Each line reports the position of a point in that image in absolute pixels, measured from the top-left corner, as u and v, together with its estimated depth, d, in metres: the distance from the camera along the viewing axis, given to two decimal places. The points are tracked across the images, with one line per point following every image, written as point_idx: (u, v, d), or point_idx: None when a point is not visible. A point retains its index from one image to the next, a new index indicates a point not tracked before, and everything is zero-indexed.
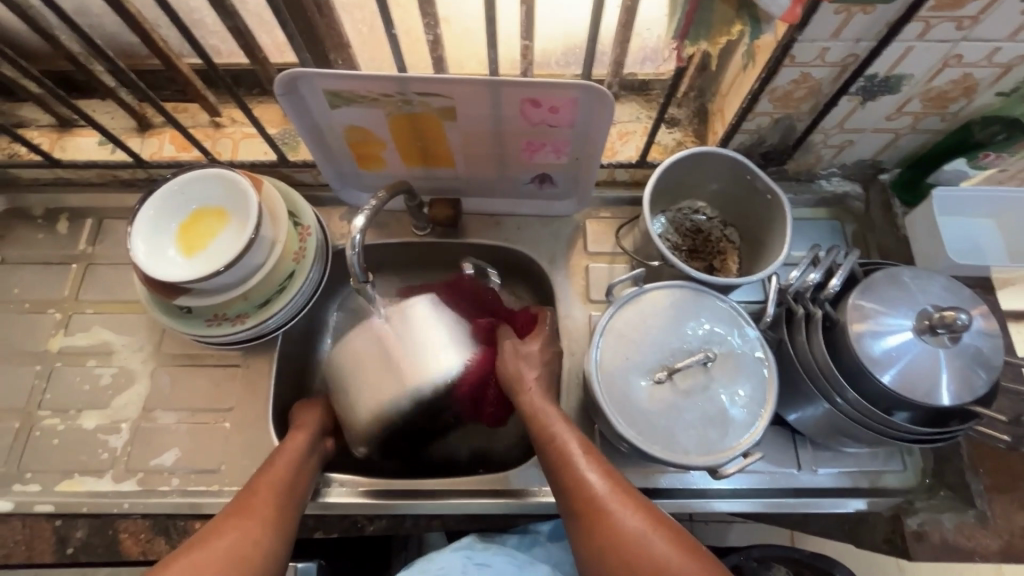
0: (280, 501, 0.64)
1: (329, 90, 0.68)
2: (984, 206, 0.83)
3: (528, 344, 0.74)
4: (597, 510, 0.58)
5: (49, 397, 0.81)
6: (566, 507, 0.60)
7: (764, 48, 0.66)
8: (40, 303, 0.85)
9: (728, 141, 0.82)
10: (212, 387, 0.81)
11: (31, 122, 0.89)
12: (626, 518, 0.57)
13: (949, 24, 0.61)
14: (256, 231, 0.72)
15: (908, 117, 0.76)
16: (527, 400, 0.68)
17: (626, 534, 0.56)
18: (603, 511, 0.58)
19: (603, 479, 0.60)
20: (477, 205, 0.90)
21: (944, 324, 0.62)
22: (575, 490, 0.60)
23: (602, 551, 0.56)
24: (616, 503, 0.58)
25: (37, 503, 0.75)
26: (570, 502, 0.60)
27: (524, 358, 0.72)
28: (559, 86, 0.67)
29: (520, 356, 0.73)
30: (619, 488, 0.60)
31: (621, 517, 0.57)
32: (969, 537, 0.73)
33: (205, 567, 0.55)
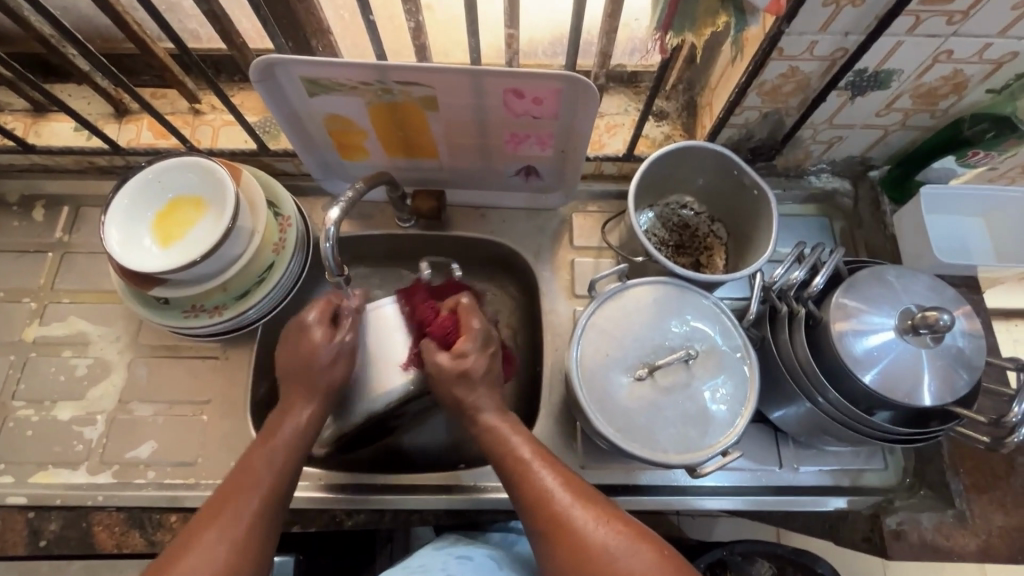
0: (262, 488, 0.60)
1: (307, 77, 0.67)
2: (971, 204, 0.82)
3: (461, 357, 0.67)
4: (563, 526, 0.57)
5: (23, 388, 0.79)
6: (530, 519, 0.59)
7: (751, 40, 0.65)
8: (15, 292, 0.84)
9: (716, 136, 0.81)
10: (190, 379, 0.80)
11: (5, 107, 0.87)
12: (594, 532, 0.56)
13: (939, 19, 0.60)
14: (233, 221, 0.70)
15: (898, 113, 0.75)
16: (482, 417, 0.66)
17: (591, 542, 0.56)
18: (570, 525, 0.57)
19: (568, 493, 0.59)
20: (462, 197, 0.88)
21: (926, 325, 0.61)
22: (538, 501, 0.59)
23: (567, 560, 0.56)
24: (583, 516, 0.57)
25: (10, 495, 0.74)
26: (535, 519, 0.59)
27: (455, 375, 0.66)
28: (542, 76, 0.65)
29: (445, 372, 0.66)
30: (585, 499, 0.59)
31: (588, 530, 0.56)
32: (948, 536, 0.74)
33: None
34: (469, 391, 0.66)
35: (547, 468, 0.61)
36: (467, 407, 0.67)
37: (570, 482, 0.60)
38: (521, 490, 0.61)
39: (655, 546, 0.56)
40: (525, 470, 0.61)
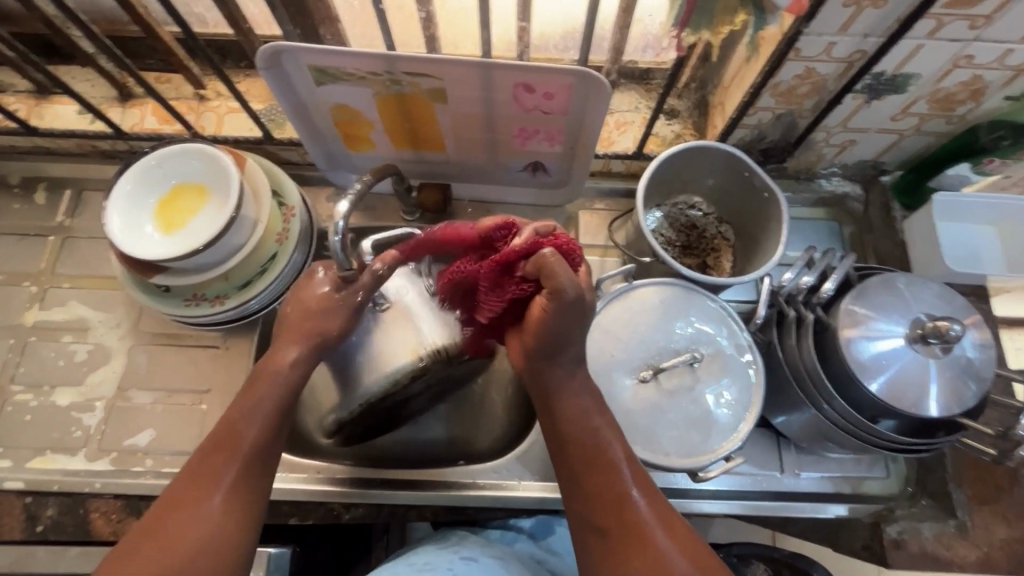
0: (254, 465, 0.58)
1: (315, 65, 0.65)
2: (983, 211, 0.81)
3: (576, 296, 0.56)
4: (631, 530, 0.55)
5: (23, 372, 0.79)
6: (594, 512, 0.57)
7: (768, 40, 0.63)
8: (15, 276, 0.83)
9: (728, 136, 0.79)
10: (190, 368, 0.80)
11: (7, 87, 0.86)
12: (660, 541, 0.55)
13: (962, 23, 0.59)
14: (236, 210, 0.69)
15: (913, 118, 0.74)
16: (568, 386, 0.60)
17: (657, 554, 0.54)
18: (643, 531, 0.55)
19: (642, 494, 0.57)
20: (468, 191, 0.87)
21: (937, 334, 0.61)
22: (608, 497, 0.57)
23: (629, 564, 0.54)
24: (650, 522, 0.56)
25: (7, 480, 0.74)
26: (599, 513, 0.57)
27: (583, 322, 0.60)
28: (553, 71, 0.64)
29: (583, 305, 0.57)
30: (653, 503, 0.57)
31: (657, 538, 0.55)
32: (948, 547, 0.74)
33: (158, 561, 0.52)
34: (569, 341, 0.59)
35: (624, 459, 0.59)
36: (563, 352, 0.59)
37: (645, 481, 0.59)
38: (597, 478, 0.58)
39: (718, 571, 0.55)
40: (605, 461, 0.58)
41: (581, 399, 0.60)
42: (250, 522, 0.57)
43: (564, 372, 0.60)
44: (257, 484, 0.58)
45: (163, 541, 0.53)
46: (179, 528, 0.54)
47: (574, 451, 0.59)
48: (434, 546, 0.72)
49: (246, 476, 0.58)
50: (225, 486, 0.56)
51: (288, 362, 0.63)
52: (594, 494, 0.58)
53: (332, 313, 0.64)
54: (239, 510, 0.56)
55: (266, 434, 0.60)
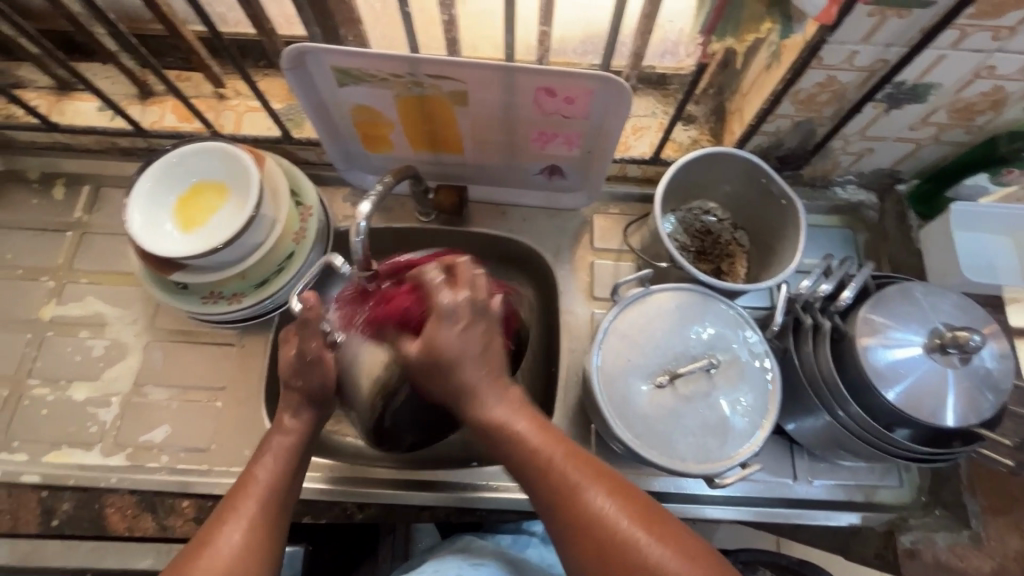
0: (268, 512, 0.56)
1: (338, 66, 0.66)
2: (1001, 221, 0.80)
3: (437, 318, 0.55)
4: (583, 531, 0.51)
5: (39, 366, 0.79)
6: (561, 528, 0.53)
7: (790, 48, 0.63)
8: (33, 271, 0.84)
9: (746, 142, 0.79)
10: (206, 365, 0.80)
11: (29, 84, 0.87)
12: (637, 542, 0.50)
13: (985, 33, 0.59)
14: (256, 209, 0.70)
15: (933, 127, 0.74)
16: (501, 410, 0.57)
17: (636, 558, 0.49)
18: (603, 528, 0.51)
19: (592, 484, 0.53)
20: (484, 193, 0.88)
21: (955, 344, 0.61)
22: (573, 510, 0.52)
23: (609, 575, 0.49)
24: (605, 513, 0.51)
25: (24, 474, 0.74)
26: (554, 516, 0.53)
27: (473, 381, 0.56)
28: (576, 75, 0.64)
29: (446, 355, 0.55)
30: (604, 488, 0.53)
31: (616, 528, 0.51)
32: (962, 557, 0.75)
33: None
34: (455, 370, 0.56)
35: (565, 456, 0.55)
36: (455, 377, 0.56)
37: (596, 473, 0.54)
38: (540, 488, 0.54)
39: (694, 547, 0.51)
40: (542, 469, 0.54)
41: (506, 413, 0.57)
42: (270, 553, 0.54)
43: (492, 397, 0.57)
44: (280, 520, 0.57)
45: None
46: (200, 568, 0.51)
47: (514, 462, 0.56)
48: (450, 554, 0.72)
49: (267, 512, 0.56)
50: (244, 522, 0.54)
51: (294, 413, 0.62)
52: (545, 505, 0.54)
53: (308, 376, 0.61)
54: (259, 544, 0.54)
55: (283, 474, 0.59)
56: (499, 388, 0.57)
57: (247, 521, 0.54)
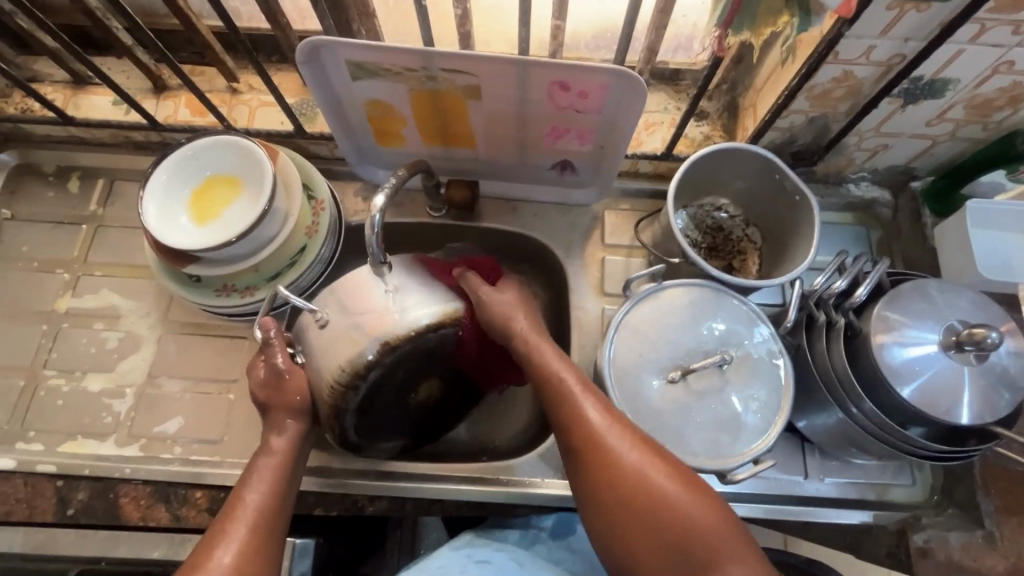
0: (262, 527, 0.57)
1: (352, 60, 0.66)
2: (1018, 219, 0.80)
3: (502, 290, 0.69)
4: (597, 458, 0.57)
5: (55, 358, 0.80)
6: (574, 452, 0.59)
7: (807, 42, 0.63)
8: (49, 263, 0.84)
9: (759, 138, 0.79)
10: (219, 357, 0.81)
11: (46, 78, 0.88)
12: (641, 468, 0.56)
13: (1005, 28, 0.58)
14: (270, 202, 0.70)
15: (949, 123, 0.73)
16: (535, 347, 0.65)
17: (639, 480, 0.55)
18: (611, 454, 0.57)
19: (608, 420, 0.59)
20: (495, 188, 0.88)
21: (972, 342, 0.60)
22: (585, 436, 0.58)
23: (614, 492, 0.56)
24: (618, 444, 0.57)
25: (39, 463, 0.75)
26: (572, 445, 0.59)
27: (523, 324, 0.67)
28: (590, 70, 0.64)
29: (502, 302, 0.68)
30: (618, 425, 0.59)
31: (626, 459, 0.56)
32: (975, 557, 0.74)
33: None
34: (510, 315, 0.67)
35: (586, 394, 0.60)
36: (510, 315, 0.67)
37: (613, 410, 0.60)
38: (561, 422, 0.60)
39: (695, 482, 0.56)
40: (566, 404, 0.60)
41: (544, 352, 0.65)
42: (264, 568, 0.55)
43: (531, 336, 0.66)
44: (274, 536, 0.58)
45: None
46: None
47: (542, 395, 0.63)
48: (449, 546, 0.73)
49: (257, 534, 0.56)
50: (239, 538, 0.55)
51: (281, 434, 0.64)
52: (565, 436, 0.60)
53: (283, 396, 0.65)
54: (253, 561, 0.55)
55: (275, 491, 0.60)
56: (533, 334, 0.66)
57: (238, 542, 0.55)
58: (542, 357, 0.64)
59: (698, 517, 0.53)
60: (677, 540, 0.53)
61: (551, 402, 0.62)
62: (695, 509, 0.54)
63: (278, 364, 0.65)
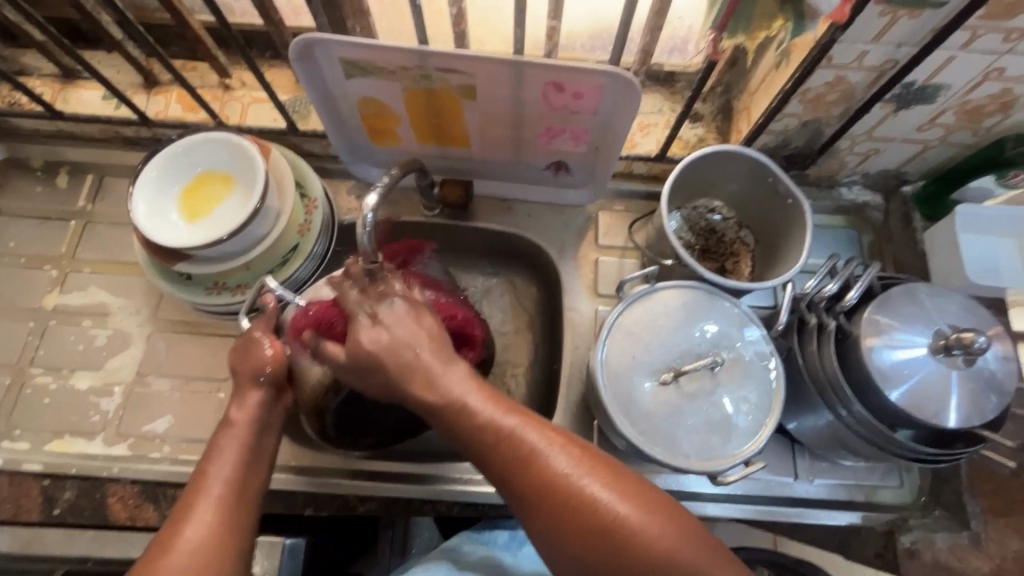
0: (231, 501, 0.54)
1: (346, 58, 0.66)
2: (1007, 224, 0.80)
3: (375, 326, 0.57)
4: (546, 496, 0.51)
5: (43, 355, 0.79)
6: (510, 484, 0.53)
7: (801, 47, 0.63)
8: (37, 259, 0.83)
9: (752, 141, 0.79)
10: (209, 356, 0.80)
11: (34, 71, 0.86)
12: (584, 489, 0.50)
13: (996, 35, 0.59)
14: (262, 200, 0.69)
15: (940, 129, 0.74)
16: (444, 387, 0.56)
17: (583, 503, 0.50)
18: (552, 478, 0.51)
19: (554, 448, 0.52)
20: (489, 188, 0.87)
21: (960, 346, 0.61)
22: (520, 464, 0.52)
23: (556, 521, 0.50)
24: (568, 474, 0.51)
25: (26, 462, 0.74)
26: (516, 486, 0.52)
27: (414, 353, 0.56)
28: (586, 70, 0.64)
29: (384, 342, 0.56)
30: (566, 451, 0.53)
31: (580, 490, 0.50)
32: (960, 557, 0.76)
33: None
34: (394, 355, 0.56)
35: (524, 423, 0.54)
36: (398, 356, 0.56)
37: (559, 437, 0.54)
38: (499, 459, 0.53)
39: (658, 501, 0.51)
40: (504, 438, 0.53)
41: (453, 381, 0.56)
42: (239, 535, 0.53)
43: (433, 373, 0.56)
44: (247, 503, 0.56)
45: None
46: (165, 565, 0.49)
47: (465, 435, 0.55)
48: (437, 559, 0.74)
49: (226, 504, 0.54)
50: (208, 509, 0.53)
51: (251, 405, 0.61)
52: (507, 475, 0.53)
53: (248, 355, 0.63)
54: (228, 532, 0.53)
55: (243, 465, 0.57)
56: (445, 365, 0.57)
57: (206, 513, 0.53)
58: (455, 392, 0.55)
59: (657, 535, 0.49)
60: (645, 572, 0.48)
61: (483, 439, 0.54)
62: (661, 533, 0.49)
63: (256, 335, 0.64)
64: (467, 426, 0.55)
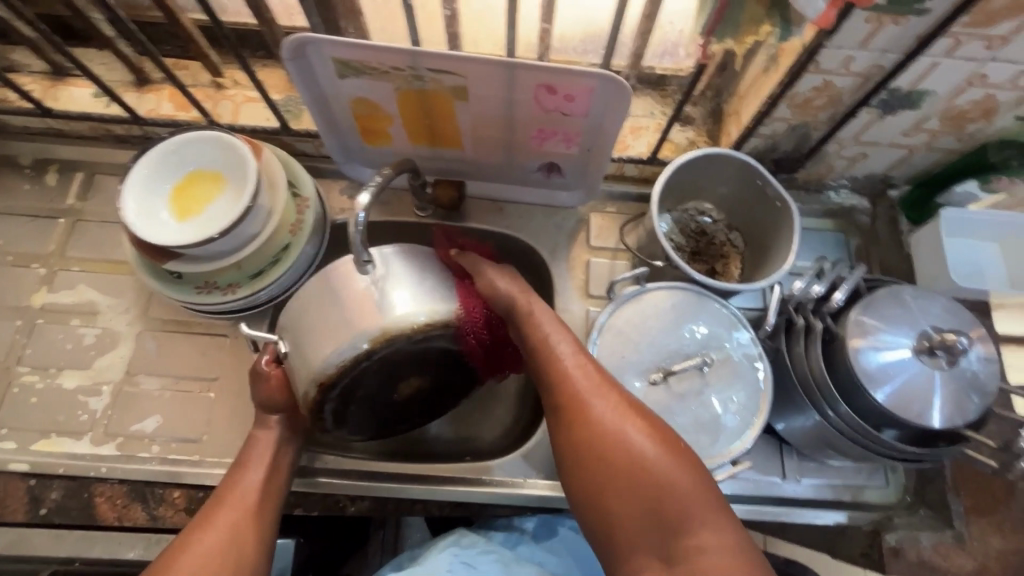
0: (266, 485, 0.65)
1: (339, 58, 0.66)
2: (991, 228, 0.82)
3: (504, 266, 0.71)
4: (579, 424, 0.59)
5: (30, 353, 0.78)
6: (551, 401, 0.63)
7: (789, 52, 0.64)
8: (24, 257, 0.83)
9: (742, 144, 0.80)
10: (199, 355, 0.80)
11: (23, 68, 0.86)
12: (608, 417, 0.59)
13: (978, 42, 0.60)
14: (253, 199, 0.69)
15: (925, 134, 0.75)
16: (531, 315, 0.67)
17: (605, 428, 0.58)
18: (584, 404, 0.60)
19: (597, 387, 0.61)
20: (482, 189, 0.88)
21: (944, 346, 0.63)
22: (560, 385, 0.62)
23: (579, 437, 0.59)
24: (602, 410, 0.59)
25: (11, 462, 0.73)
26: (559, 408, 0.62)
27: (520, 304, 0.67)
28: (576, 73, 0.65)
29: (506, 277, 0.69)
30: (606, 389, 0.61)
31: (609, 424, 0.59)
32: (944, 555, 0.76)
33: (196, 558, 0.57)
34: (516, 286, 0.69)
35: (573, 355, 0.64)
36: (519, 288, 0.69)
37: (604, 381, 0.62)
38: (549, 387, 0.63)
39: (674, 443, 0.58)
40: (557, 370, 0.63)
41: (541, 322, 0.66)
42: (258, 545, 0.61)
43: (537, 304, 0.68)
44: (272, 507, 0.64)
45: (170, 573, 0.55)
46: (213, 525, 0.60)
47: (533, 361, 0.65)
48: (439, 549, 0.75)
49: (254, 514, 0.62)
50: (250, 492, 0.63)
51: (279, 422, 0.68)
52: (553, 403, 0.63)
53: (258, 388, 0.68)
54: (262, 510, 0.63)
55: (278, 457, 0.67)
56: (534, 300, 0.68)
57: (235, 519, 0.61)
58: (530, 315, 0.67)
59: (664, 469, 0.56)
60: (648, 504, 0.55)
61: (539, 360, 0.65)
62: (672, 473, 0.55)
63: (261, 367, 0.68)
64: (535, 354, 0.65)
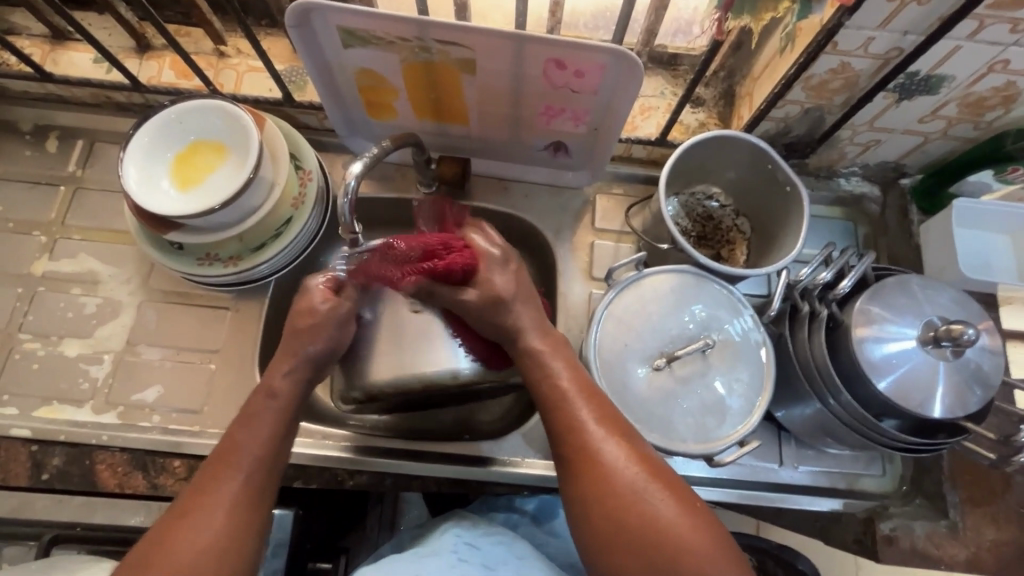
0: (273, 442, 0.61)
1: (343, 26, 0.64)
2: (1002, 220, 0.80)
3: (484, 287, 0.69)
4: (592, 466, 0.56)
5: (31, 321, 0.78)
6: (560, 449, 0.59)
7: (807, 30, 0.63)
8: (25, 224, 0.82)
9: (754, 127, 0.79)
10: (200, 328, 0.80)
11: (22, 30, 0.84)
12: (621, 472, 0.55)
13: (1002, 25, 0.58)
14: (256, 170, 0.68)
15: (941, 121, 0.73)
16: (526, 340, 0.66)
17: (617, 482, 0.55)
18: (594, 457, 0.56)
19: (605, 432, 0.58)
20: (487, 167, 0.87)
21: (949, 337, 0.61)
22: (572, 434, 0.58)
23: (589, 488, 0.56)
24: (615, 450, 0.56)
25: (13, 427, 0.73)
26: (568, 457, 0.58)
27: (538, 345, 0.65)
28: (587, 47, 0.63)
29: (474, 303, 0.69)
30: (622, 439, 0.58)
31: (620, 471, 0.55)
32: (938, 545, 0.77)
33: (216, 514, 0.55)
34: (507, 312, 0.67)
35: (588, 402, 0.60)
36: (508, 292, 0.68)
37: (620, 427, 0.59)
38: (559, 425, 0.60)
39: (689, 499, 0.55)
40: (566, 415, 0.59)
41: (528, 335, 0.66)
42: (255, 524, 0.57)
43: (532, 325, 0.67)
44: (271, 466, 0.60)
45: (180, 547, 0.53)
46: (223, 479, 0.57)
47: (541, 404, 0.62)
48: (451, 532, 0.72)
49: (245, 495, 0.57)
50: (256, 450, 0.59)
51: (291, 369, 0.65)
52: (563, 442, 0.59)
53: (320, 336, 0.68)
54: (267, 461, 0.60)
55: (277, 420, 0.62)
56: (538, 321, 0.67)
57: (227, 503, 0.56)
58: (545, 351, 0.65)
59: (680, 531, 0.52)
60: (664, 558, 0.52)
61: (550, 398, 0.62)
62: (689, 531, 0.52)
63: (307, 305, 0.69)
64: (544, 399, 0.62)
